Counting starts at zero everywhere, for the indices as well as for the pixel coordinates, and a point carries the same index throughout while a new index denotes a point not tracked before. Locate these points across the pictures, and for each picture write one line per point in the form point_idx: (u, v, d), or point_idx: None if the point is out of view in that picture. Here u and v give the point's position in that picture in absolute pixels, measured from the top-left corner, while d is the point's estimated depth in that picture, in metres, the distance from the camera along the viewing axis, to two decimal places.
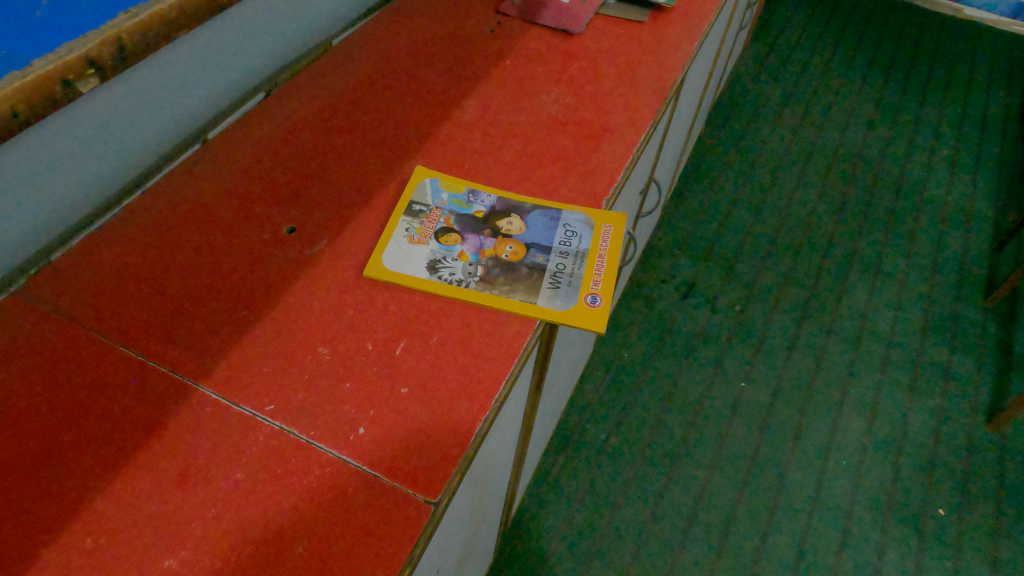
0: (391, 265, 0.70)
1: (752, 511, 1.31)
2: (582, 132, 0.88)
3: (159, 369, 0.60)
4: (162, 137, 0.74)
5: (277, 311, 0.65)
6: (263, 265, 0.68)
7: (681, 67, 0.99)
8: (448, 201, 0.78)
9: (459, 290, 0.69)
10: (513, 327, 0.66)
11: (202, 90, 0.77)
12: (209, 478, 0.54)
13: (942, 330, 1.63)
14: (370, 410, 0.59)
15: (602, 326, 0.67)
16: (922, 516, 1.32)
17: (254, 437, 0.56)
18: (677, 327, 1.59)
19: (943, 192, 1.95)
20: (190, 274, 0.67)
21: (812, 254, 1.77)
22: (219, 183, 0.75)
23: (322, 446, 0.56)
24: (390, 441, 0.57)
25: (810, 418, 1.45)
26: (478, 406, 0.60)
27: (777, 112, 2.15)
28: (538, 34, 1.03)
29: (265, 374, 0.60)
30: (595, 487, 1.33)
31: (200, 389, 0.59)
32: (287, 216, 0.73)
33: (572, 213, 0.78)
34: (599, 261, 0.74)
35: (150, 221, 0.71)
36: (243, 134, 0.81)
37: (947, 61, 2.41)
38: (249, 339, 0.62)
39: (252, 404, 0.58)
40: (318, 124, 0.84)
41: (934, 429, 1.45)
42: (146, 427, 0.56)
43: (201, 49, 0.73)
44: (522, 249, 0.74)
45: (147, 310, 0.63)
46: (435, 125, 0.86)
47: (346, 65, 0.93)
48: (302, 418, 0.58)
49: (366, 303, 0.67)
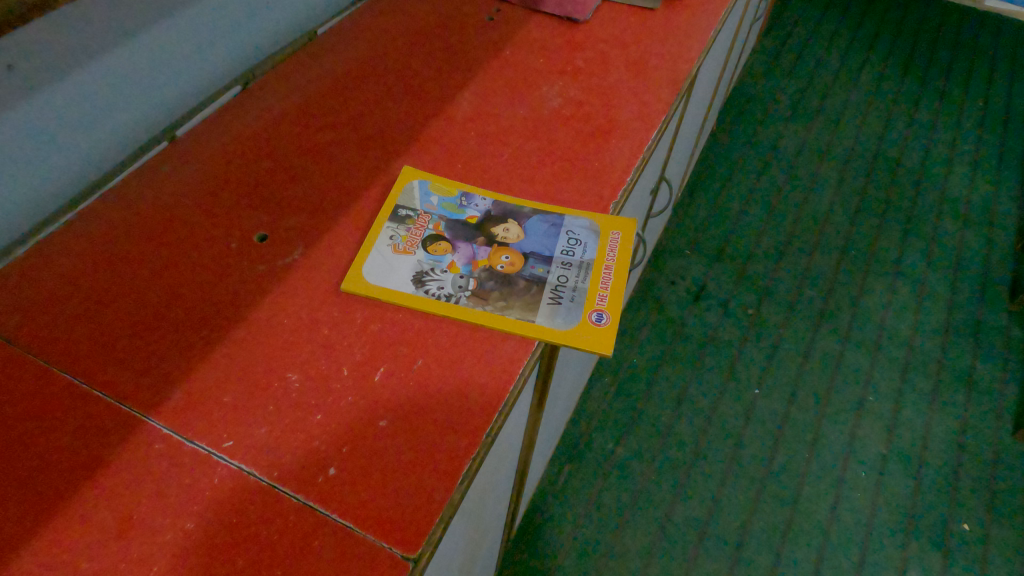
0: (373, 277, 0.62)
1: (767, 524, 1.23)
2: (588, 129, 0.80)
3: (105, 400, 0.52)
4: (123, 133, 0.67)
5: (242, 332, 0.58)
6: (228, 278, 0.61)
7: (696, 58, 0.91)
8: (439, 205, 0.70)
9: (446, 306, 0.61)
10: (507, 349, 0.59)
11: (168, 85, 0.70)
12: (153, 529, 0.47)
13: (965, 334, 1.54)
14: (343, 447, 0.52)
15: (610, 348, 0.59)
16: (946, 532, 1.24)
17: (209, 480, 0.49)
18: (687, 331, 1.51)
19: (963, 191, 1.86)
20: (149, 287, 0.60)
21: (828, 254, 1.69)
22: (185, 186, 0.68)
23: (286, 490, 0.49)
24: (364, 484, 0.50)
25: (827, 427, 1.37)
26: (465, 443, 0.53)
27: (791, 105, 2.07)
28: (541, 22, 0.95)
29: (226, 405, 0.53)
30: (601, 500, 1.26)
31: (150, 423, 0.52)
32: (259, 222, 0.66)
33: (577, 219, 0.70)
34: (607, 272, 0.66)
35: (106, 228, 0.63)
36: (216, 131, 0.74)
37: (967, 55, 2.32)
38: (207, 364, 0.55)
39: (207, 441, 0.51)
40: (300, 119, 0.77)
41: (957, 439, 1.37)
42: (83, 468, 0.49)
43: (164, 38, 0.66)
44: (520, 259, 0.66)
45: (95, 330, 0.56)
46: (426, 121, 0.79)
47: (331, 54, 0.85)
48: (264, 457, 0.51)
49: (343, 322, 0.59)
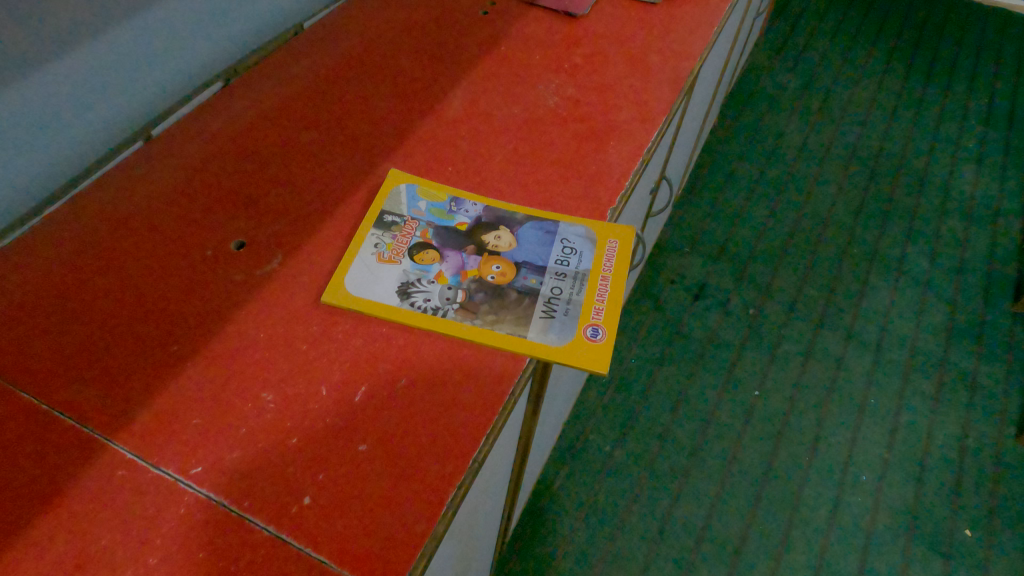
0: (355, 288, 0.59)
1: (767, 529, 1.20)
2: (585, 130, 0.76)
3: (65, 422, 0.49)
4: (97, 132, 0.63)
5: (215, 348, 0.54)
6: (202, 289, 0.57)
7: (699, 55, 0.88)
8: (427, 210, 0.67)
9: (432, 319, 0.58)
10: (497, 366, 0.55)
11: (146, 82, 0.66)
12: (113, 565, 0.43)
13: (968, 335, 1.51)
14: (318, 473, 0.48)
15: (606, 366, 0.56)
16: (948, 537, 1.21)
17: (175, 510, 0.46)
18: (686, 331, 1.48)
19: (967, 189, 1.82)
20: (119, 298, 0.56)
21: (830, 253, 1.65)
22: (161, 190, 0.64)
23: (257, 521, 0.46)
24: (341, 515, 0.47)
25: (828, 430, 1.34)
26: (450, 470, 0.49)
27: (794, 102, 2.04)
28: (538, 16, 0.91)
29: (195, 427, 0.50)
30: (597, 505, 1.22)
31: (115, 446, 0.48)
32: (237, 229, 0.62)
33: (572, 226, 0.67)
34: (603, 283, 0.63)
35: (75, 235, 0.60)
36: (194, 131, 0.70)
37: (971, 50, 2.28)
38: (177, 383, 0.52)
39: (173, 467, 0.48)
40: (284, 118, 0.73)
41: (959, 442, 1.33)
42: (41, 497, 0.46)
43: (140, 31, 0.63)
44: (512, 269, 0.63)
45: (60, 345, 0.53)
46: (416, 120, 0.75)
47: (317, 49, 0.82)
48: (235, 485, 0.47)
49: (323, 336, 0.56)
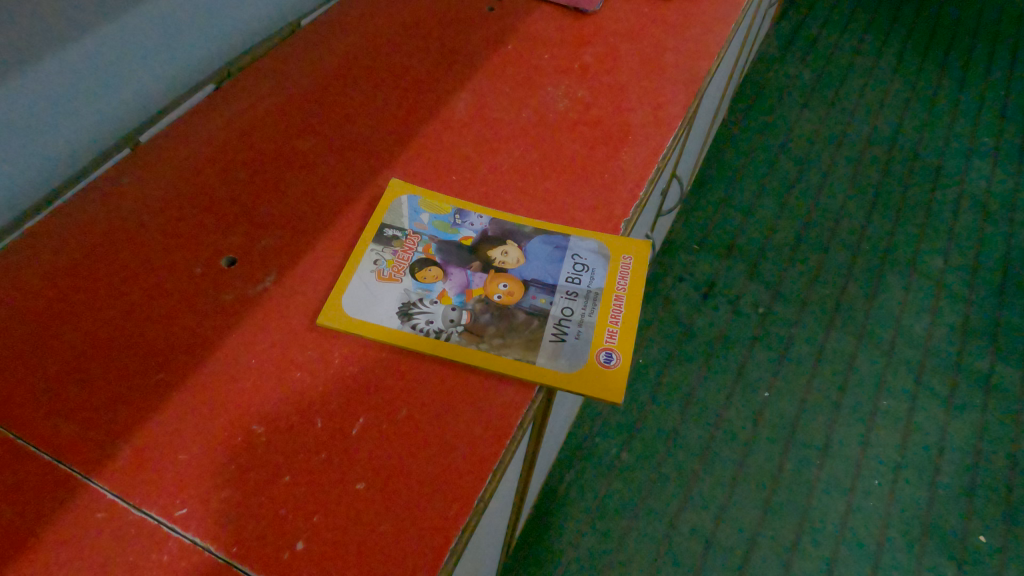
0: (353, 309, 0.55)
1: (775, 539, 1.16)
2: (597, 135, 0.72)
3: (42, 457, 0.46)
4: (81, 141, 0.60)
5: (203, 376, 0.51)
6: (190, 309, 0.54)
7: (715, 52, 0.83)
8: (429, 223, 0.63)
9: (435, 343, 0.54)
10: (505, 396, 0.52)
11: (135, 85, 0.63)
12: None
13: (985, 333, 1.44)
14: (313, 515, 0.45)
15: (620, 395, 0.52)
16: (961, 546, 1.16)
17: (157, 555, 0.43)
18: (694, 331, 1.42)
19: (983, 178, 1.74)
20: (100, 319, 0.53)
21: (842, 247, 1.58)
22: (149, 202, 0.61)
23: (246, 569, 0.42)
24: (336, 563, 0.43)
25: (840, 433, 1.28)
26: (454, 510, 0.46)
27: (808, 87, 1.96)
28: (547, 13, 0.87)
29: (182, 463, 0.46)
30: (603, 513, 1.18)
31: (93, 484, 0.45)
32: (227, 244, 0.59)
33: (584, 240, 0.63)
34: (617, 302, 0.59)
35: (56, 251, 0.57)
36: (184, 138, 0.67)
37: (991, 30, 2.18)
38: (161, 415, 0.48)
39: (157, 509, 0.44)
40: (279, 124, 0.69)
41: (974, 445, 1.27)
42: (14, 541, 0.43)
43: (125, 33, 0.59)
44: (520, 287, 0.59)
45: (37, 372, 0.50)
46: (418, 125, 0.71)
47: (314, 49, 0.78)
48: (223, 528, 0.44)
49: (319, 363, 0.52)
